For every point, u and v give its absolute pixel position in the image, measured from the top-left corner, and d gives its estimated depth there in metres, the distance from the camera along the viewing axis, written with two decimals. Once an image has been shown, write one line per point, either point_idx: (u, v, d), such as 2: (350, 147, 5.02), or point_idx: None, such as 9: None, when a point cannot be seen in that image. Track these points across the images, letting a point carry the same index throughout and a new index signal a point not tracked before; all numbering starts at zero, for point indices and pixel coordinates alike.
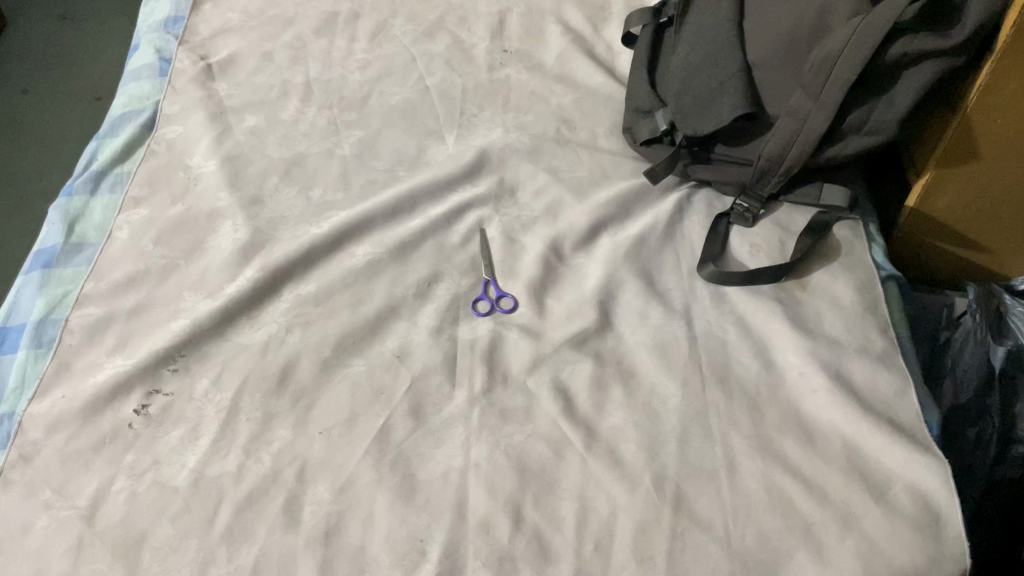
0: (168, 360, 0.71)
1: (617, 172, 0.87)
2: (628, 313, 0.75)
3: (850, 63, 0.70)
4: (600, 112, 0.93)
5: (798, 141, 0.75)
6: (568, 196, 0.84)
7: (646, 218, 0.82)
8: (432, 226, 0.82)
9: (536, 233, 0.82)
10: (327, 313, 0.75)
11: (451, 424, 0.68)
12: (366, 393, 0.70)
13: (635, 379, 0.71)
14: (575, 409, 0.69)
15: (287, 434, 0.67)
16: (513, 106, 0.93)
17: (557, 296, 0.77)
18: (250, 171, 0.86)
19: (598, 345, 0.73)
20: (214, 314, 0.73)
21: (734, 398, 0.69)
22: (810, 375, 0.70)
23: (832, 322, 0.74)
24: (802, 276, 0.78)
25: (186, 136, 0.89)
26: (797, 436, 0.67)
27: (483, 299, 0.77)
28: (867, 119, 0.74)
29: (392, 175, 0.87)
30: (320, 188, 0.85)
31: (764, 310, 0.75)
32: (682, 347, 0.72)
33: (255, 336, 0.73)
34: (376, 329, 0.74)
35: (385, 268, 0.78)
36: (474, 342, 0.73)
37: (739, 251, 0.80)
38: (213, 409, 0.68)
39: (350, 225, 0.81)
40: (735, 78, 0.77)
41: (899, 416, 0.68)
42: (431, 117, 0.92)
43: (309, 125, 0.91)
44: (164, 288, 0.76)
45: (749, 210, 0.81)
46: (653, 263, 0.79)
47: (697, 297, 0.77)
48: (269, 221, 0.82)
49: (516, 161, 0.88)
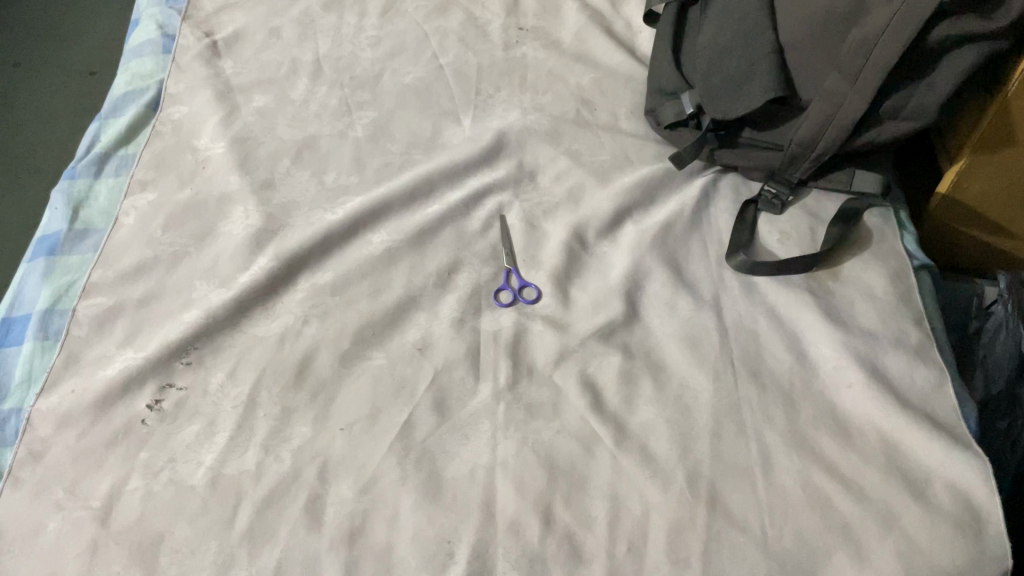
0: (181, 353, 0.69)
1: (640, 156, 0.84)
2: (656, 303, 0.73)
3: (890, 46, 0.67)
4: (620, 92, 0.90)
5: (832, 126, 0.73)
6: (590, 181, 0.82)
7: (671, 205, 0.80)
8: (451, 213, 0.79)
9: (557, 220, 0.79)
10: (344, 303, 0.72)
11: (476, 420, 0.66)
12: (388, 388, 0.67)
13: (665, 373, 0.69)
14: (604, 404, 0.67)
15: (307, 430, 0.65)
16: (530, 87, 0.90)
17: (581, 286, 0.75)
18: (260, 154, 0.83)
19: (626, 337, 0.71)
20: (227, 304, 0.71)
21: (768, 392, 0.67)
22: (844, 368, 0.68)
23: (865, 313, 0.72)
24: (834, 265, 0.75)
25: (193, 116, 0.86)
26: (833, 432, 0.65)
27: (505, 289, 0.74)
28: (906, 104, 0.71)
29: (407, 158, 0.84)
30: (334, 172, 0.82)
31: (796, 300, 0.73)
32: (713, 340, 0.70)
33: (271, 327, 0.71)
34: (396, 321, 0.72)
35: (403, 257, 0.76)
36: (498, 333, 0.71)
37: (768, 239, 0.77)
38: (229, 404, 0.66)
39: (365, 213, 0.78)
40: (767, 59, 0.74)
41: (935, 411, 0.66)
42: (446, 97, 0.89)
43: (320, 106, 0.87)
44: (174, 276, 0.74)
45: (778, 196, 0.79)
46: (680, 251, 0.77)
47: (726, 286, 0.74)
48: (282, 207, 0.79)
49: (535, 144, 0.85)
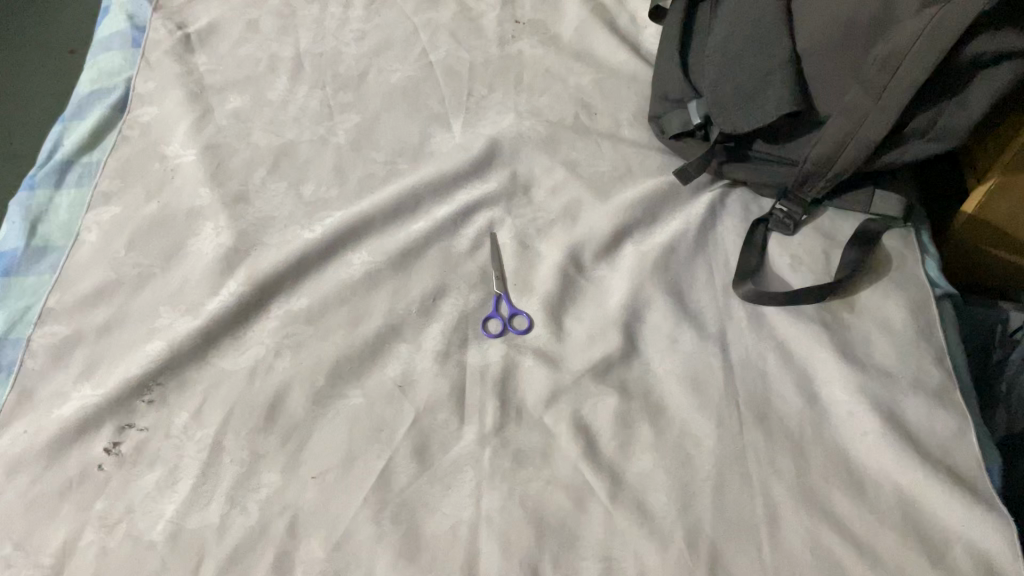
0: (143, 390, 0.64)
1: (643, 168, 0.78)
2: (656, 336, 0.68)
3: (920, 62, 0.61)
4: (623, 95, 0.84)
5: (853, 144, 0.67)
6: (588, 196, 0.76)
7: (675, 223, 0.74)
8: (437, 231, 0.73)
9: (552, 239, 0.74)
10: (320, 333, 0.67)
11: (459, 468, 0.61)
12: (365, 431, 0.62)
13: (665, 416, 0.64)
14: (598, 451, 0.62)
15: (276, 479, 0.60)
16: (525, 88, 0.84)
17: (576, 314, 0.70)
18: (234, 163, 0.77)
19: (624, 374, 0.66)
20: (193, 335, 0.66)
21: (776, 440, 0.62)
22: (858, 414, 0.63)
23: (882, 350, 0.67)
24: (849, 294, 0.70)
25: (163, 119, 0.80)
26: (846, 486, 0.60)
27: (494, 317, 0.69)
28: (934, 123, 0.65)
29: (391, 168, 0.78)
30: (313, 184, 0.76)
31: (808, 334, 0.67)
32: (717, 379, 0.65)
33: (241, 360, 0.65)
34: (375, 354, 0.66)
35: (385, 280, 0.70)
36: (485, 368, 0.66)
37: (779, 264, 0.72)
38: (193, 448, 0.61)
39: (345, 231, 0.72)
40: (784, 69, 0.68)
41: (957, 463, 0.61)
42: (435, 99, 0.83)
43: (300, 108, 0.81)
44: (138, 301, 0.68)
45: (790, 215, 0.73)
46: (684, 276, 0.71)
47: (732, 317, 0.69)
48: (255, 223, 0.73)
49: (530, 153, 0.79)
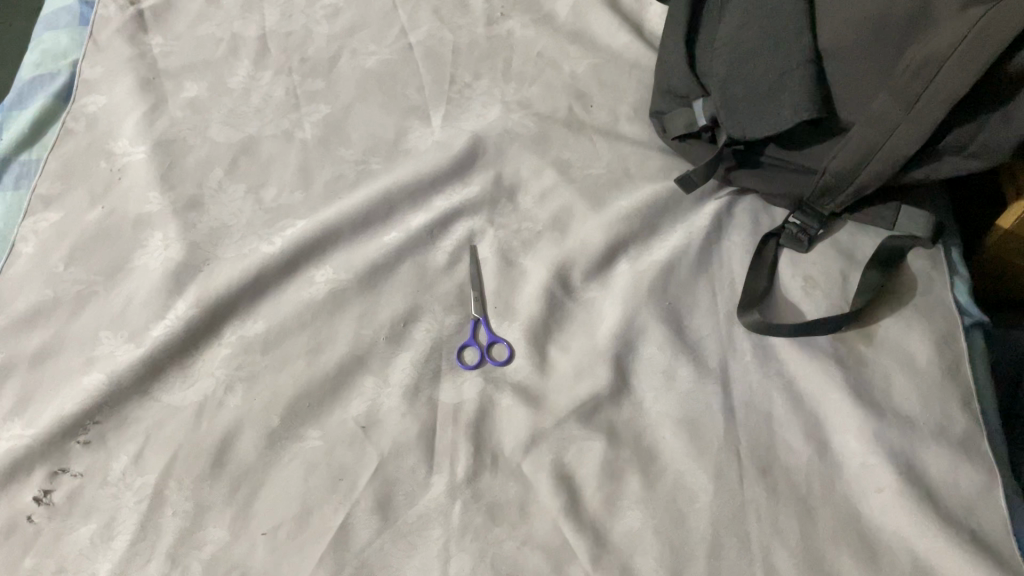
0: (78, 430, 0.58)
1: (642, 171, 0.70)
2: (650, 371, 0.61)
3: (959, 73, 0.53)
4: (623, 85, 0.75)
5: (878, 158, 0.59)
6: (580, 204, 0.68)
7: (675, 238, 0.67)
8: (411, 243, 0.66)
9: (538, 254, 0.66)
10: (277, 364, 0.60)
11: (426, 524, 0.55)
12: (323, 479, 0.56)
13: (657, 465, 0.57)
14: (581, 506, 0.56)
15: (222, 535, 0.54)
16: (514, 75, 0.76)
17: (563, 343, 0.63)
18: (188, 163, 0.69)
19: (613, 415, 0.59)
20: (135, 366, 0.59)
21: (780, 496, 0.56)
22: (873, 468, 0.56)
23: (903, 391, 0.59)
24: (867, 325, 0.62)
25: (111, 110, 0.72)
26: (856, 552, 0.54)
27: (471, 346, 0.62)
28: (972, 139, 0.57)
29: (363, 168, 0.70)
30: (274, 187, 0.69)
31: (820, 372, 0.60)
32: (716, 424, 0.58)
33: (188, 395, 0.59)
34: (337, 388, 0.60)
35: (350, 302, 0.63)
36: (459, 408, 0.59)
37: (790, 287, 0.64)
38: (132, 498, 0.55)
39: (308, 244, 0.65)
40: (802, 71, 0.59)
41: (983, 526, 0.55)
42: (413, 87, 0.75)
43: (263, 98, 0.73)
44: (77, 324, 0.62)
45: (804, 230, 0.65)
46: (683, 300, 0.64)
47: (736, 350, 0.62)
48: (209, 233, 0.66)
49: (517, 152, 0.71)
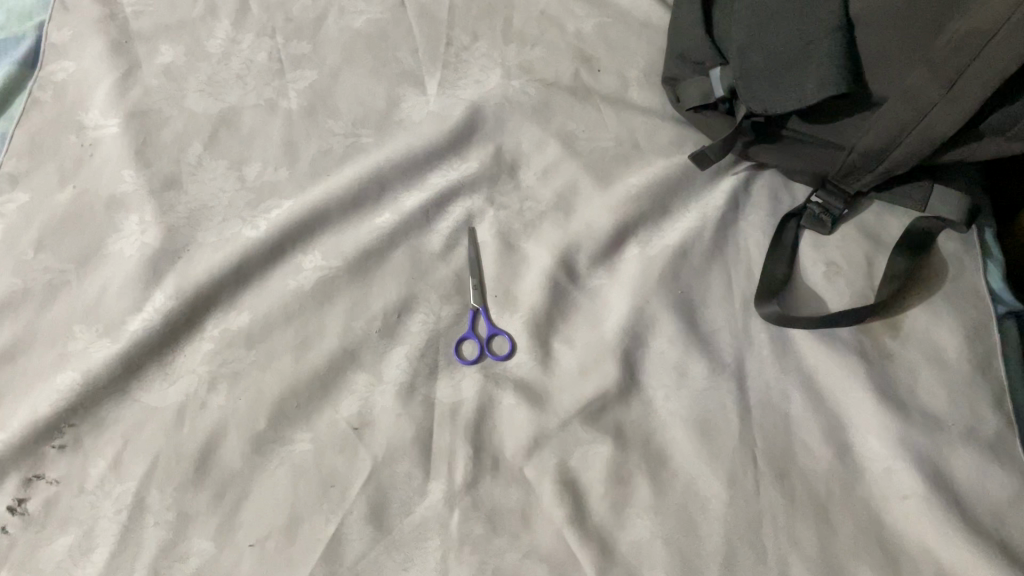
0: (53, 433, 0.54)
1: (652, 144, 0.66)
2: (661, 366, 0.57)
3: (1004, 52, 0.48)
4: (632, 47, 0.70)
5: (910, 139, 0.54)
6: (586, 181, 0.64)
7: (688, 220, 0.62)
8: (405, 226, 0.62)
9: (541, 236, 0.62)
10: (262, 361, 0.57)
11: (423, 534, 0.52)
12: (313, 486, 0.53)
13: (667, 468, 0.54)
14: (586, 514, 0.53)
15: (208, 547, 0.51)
16: (515, 36, 0.70)
17: (568, 335, 0.59)
18: (164, 137, 0.64)
19: (621, 415, 0.55)
20: (112, 364, 0.56)
21: (798, 504, 0.52)
22: (898, 473, 0.53)
23: (929, 389, 0.56)
24: (893, 315, 0.58)
25: (81, 77, 0.67)
26: (878, 564, 0.51)
27: (470, 339, 0.58)
28: (1014, 124, 0.52)
29: (353, 141, 0.65)
30: (257, 163, 0.64)
31: (842, 369, 0.56)
32: (731, 425, 0.55)
33: (169, 394, 0.56)
34: (327, 386, 0.56)
35: (340, 291, 0.59)
36: (457, 407, 0.56)
37: (811, 273, 0.60)
38: (111, 507, 0.52)
39: (293, 228, 0.61)
40: (831, 39, 0.54)
41: (1014, 535, 0.51)
42: (406, 49, 0.69)
43: (244, 64, 0.68)
44: (49, 316, 0.58)
45: (827, 211, 0.61)
46: (697, 288, 0.60)
47: (752, 343, 0.58)
48: (188, 215, 0.62)
49: (518, 123, 0.66)
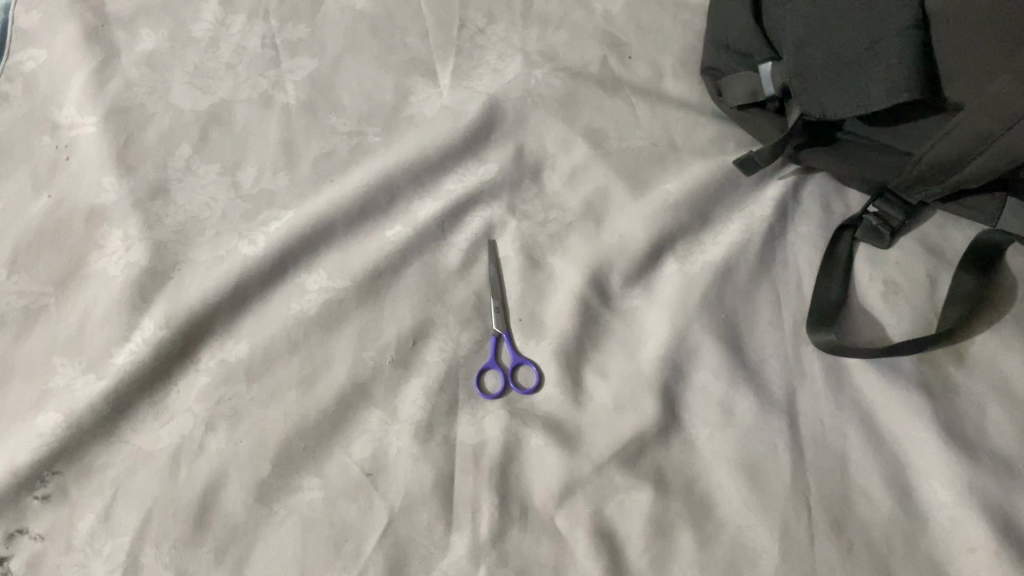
0: (35, 482, 0.49)
1: (690, 144, 0.59)
2: (704, 402, 0.52)
3: None
4: (666, 31, 0.63)
5: (990, 154, 0.48)
6: (617, 188, 0.57)
7: (732, 232, 0.57)
8: (419, 241, 0.56)
9: (569, 251, 0.56)
10: (264, 397, 0.51)
11: None
12: (323, 541, 0.48)
13: (712, 518, 0.49)
14: (624, 571, 0.48)
15: None
16: (537, 17, 0.63)
17: (601, 365, 0.53)
18: (147, 137, 0.58)
19: (660, 457, 0.51)
20: (98, 404, 0.50)
21: (856, 558, 0.48)
22: (965, 523, 0.48)
23: (999, 427, 0.50)
24: (959, 342, 0.53)
25: (52, 67, 0.60)
26: None
27: (492, 370, 0.53)
28: None
29: (358, 140, 0.59)
30: (253, 167, 0.57)
31: (903, 405, 0.51)
32: (782, 469, 0.50)
33: (162, 436, 0.50)
34: (337, 425, 0.51)
35: (349, 316, 0.54)
36: (480, 448, 0.51)
37: (867, 293, 0.55)
38: (102, 567, 0.47)
39: (296, 245, 0.55)
40: (904, 40, 0.48)
41: None
42: (415, 32, 0.62)
43: (235, 50, 0.61)
44: (26, 347, 0.52)
45: (885, 222, 0.55)
46: (742, 311, 0.54)
47: (804, 375, 0.53)
48: (179, 230, 0.55)
49: (542, 120, 0.59)
